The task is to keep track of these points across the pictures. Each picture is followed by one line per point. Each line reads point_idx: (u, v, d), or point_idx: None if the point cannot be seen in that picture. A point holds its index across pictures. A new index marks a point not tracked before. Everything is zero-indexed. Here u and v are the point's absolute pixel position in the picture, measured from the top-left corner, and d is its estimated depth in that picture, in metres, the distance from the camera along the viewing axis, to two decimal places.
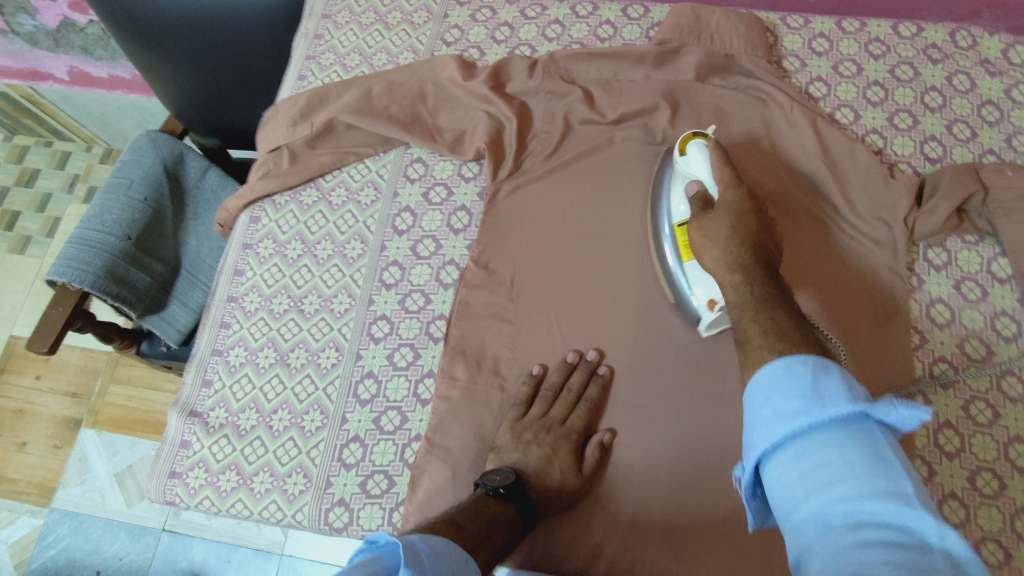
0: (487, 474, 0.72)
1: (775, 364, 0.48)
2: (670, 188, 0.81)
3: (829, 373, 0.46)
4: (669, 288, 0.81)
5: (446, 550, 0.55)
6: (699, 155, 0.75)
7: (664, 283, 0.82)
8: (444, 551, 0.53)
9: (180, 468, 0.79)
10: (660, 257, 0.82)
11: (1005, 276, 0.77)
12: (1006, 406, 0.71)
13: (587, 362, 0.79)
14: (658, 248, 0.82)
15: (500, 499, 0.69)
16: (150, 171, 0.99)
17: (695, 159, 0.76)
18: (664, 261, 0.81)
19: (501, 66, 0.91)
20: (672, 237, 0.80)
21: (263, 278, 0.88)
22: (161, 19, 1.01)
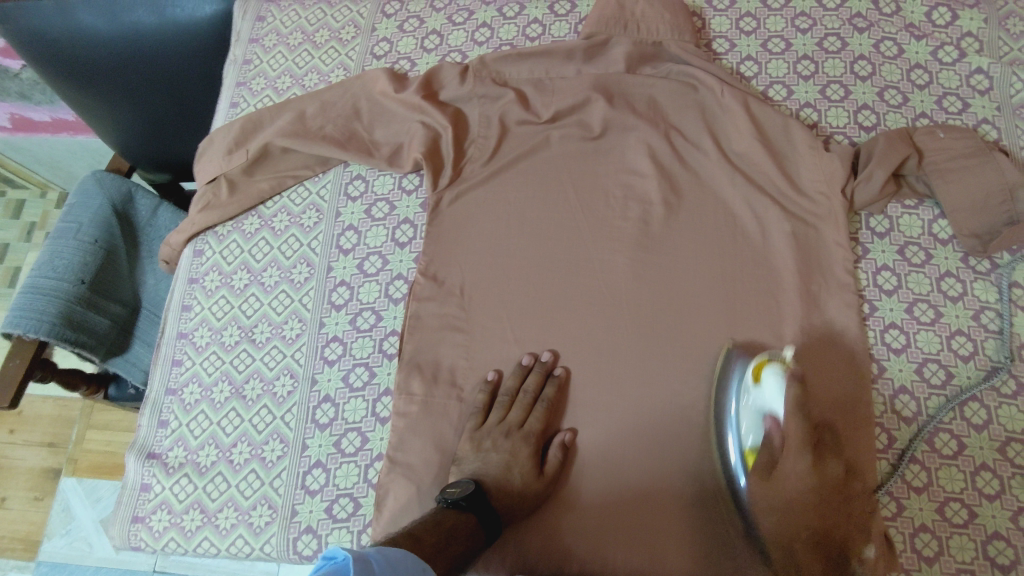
0: (447, 487, 0.66)
1: None
2: (734, 406, 0.70)
3: None
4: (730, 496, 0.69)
5: (404, 560, 0.50)
6: (779, 394, 0.67)
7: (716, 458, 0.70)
8: (399, 560, 0.49)
9: (142, 512, 0.75)
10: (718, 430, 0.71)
11: (946, 237, 0.79)
12: (957, 364, 0.73)
13: (544, 370, 0.74)
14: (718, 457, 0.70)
15: (460, 511, 0.63)
16: (96, 215, 1.20)
17: (775, 397, 0.67)
18: (722, 455, 0.70)
19: (432, 75, 0.88)
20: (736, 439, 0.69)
21: (212, 311, 0.84)
22: (89, 56, 1.07)
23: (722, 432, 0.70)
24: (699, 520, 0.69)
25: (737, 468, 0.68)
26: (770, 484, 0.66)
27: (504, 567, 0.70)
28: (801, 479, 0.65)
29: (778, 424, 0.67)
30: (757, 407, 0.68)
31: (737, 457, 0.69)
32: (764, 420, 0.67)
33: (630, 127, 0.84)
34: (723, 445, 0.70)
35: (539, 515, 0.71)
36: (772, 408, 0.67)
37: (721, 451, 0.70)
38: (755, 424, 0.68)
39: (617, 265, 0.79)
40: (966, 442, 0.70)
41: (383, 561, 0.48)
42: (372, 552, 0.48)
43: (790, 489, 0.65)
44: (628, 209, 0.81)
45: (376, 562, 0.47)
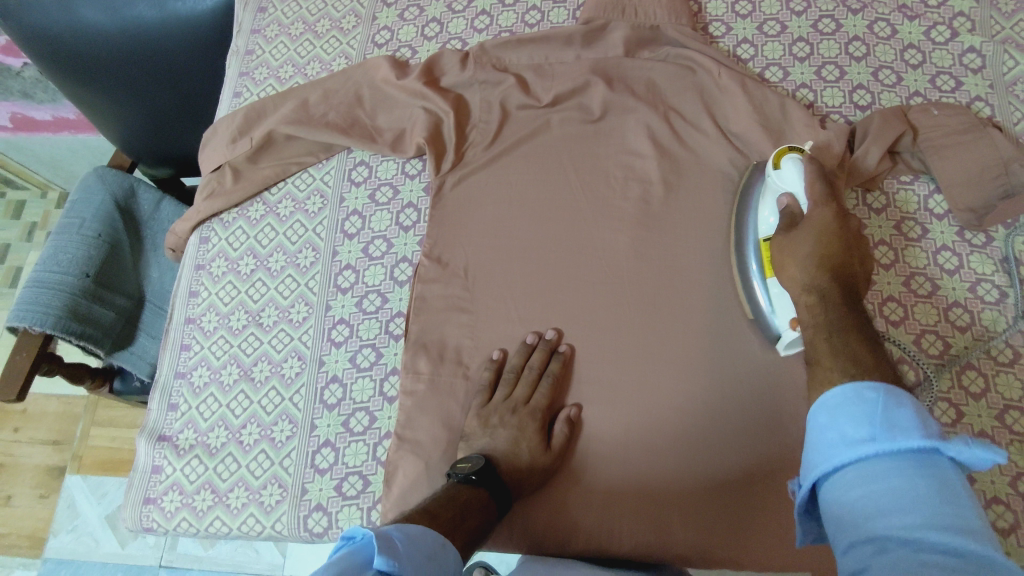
0: (457, 462, 0.67)
1: (841, 388, 0.48)
2: (759, 206, 0.75)
3: (899, 403, 0.46)
4: (747, 307, 0.74)
5: (423, 536, 0.51)
6: (797, 175, 0.70)
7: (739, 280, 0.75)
8: (419, 537, 0.50)
9: (154, 494, 0.76)
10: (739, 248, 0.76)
11: (942, 212, 0.80)
12: (955, 335, 0.75)
13: (549, 347, 0.75)
14: (738, 256, 0.75)
15: (471, 485, 0.64)
16: (99, 209, 1.20)
17: (794, 176, 0.70)
18: (745, 269, 0.74)
19: (433, 62, 0.89)
20: (756, 250, 0.73)
21: (219, 296, 0.85)
22: (93, 51, 1.08)
23: (744, 238, 0.75)
24: (704, 490, 0.70)
25: (755, 263, 0.73)
26: (791, 237, 0.67)
27: (512, 540, 0.72)
28: (817, 236, 0.65)
29: (798, 204, 0.69)
30: (777, 190, 0.72)
31: (756, 254, 0.73)
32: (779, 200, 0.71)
33: (629, 109, 0.86)
34: (744, 246, 0.75)
35: (546, 490, 0.72)
36: (789, 188, 0.70)
37: (743, 250, 0.75)
38: (774, 208, 0.72)
39: (619, 244, 0.80)
40: (964, 411, 0.72)
41: (404, 538, 0.48)
42: (393, 529, 0.48)
43: (806, 241, 0.65)
44: (629, 189, 0.83)
45: (398, 540, 0.47)
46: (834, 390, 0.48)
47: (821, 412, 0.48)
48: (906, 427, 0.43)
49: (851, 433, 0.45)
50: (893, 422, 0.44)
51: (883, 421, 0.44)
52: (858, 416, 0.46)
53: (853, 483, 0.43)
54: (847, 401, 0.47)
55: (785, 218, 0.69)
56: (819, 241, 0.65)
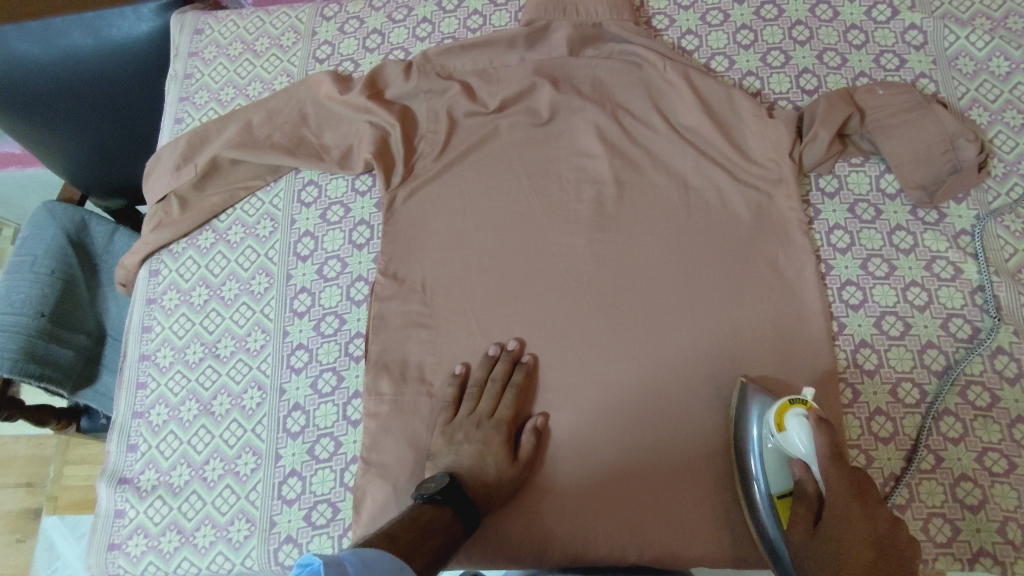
0: (421, 483, 0.66)
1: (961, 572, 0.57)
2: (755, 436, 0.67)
3: None
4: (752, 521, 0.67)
5: (378, 560, 0.50)
6: (806, 440, 0.62)
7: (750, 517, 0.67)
8: (375, 561, 0.49)
9: (118, 538, 0.74)
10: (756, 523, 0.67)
11: (894, 191, 0.80)
12: (914, 314, 0.75)
13: (511, 358, 0.74)
14: (742, 482, 0.68)
15: (437, 505, 0.63)
16: (51, 244, 1.19)
17: (803, 444, 0.61)
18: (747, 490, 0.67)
19: (375, 74, 0.87)
20: (770, 514, 0.65)
21: (173, 329, 0.82)
22: (25, 83, 1.05)
23: (745, 460, 0.68)
24: (675, 491, 0.70)
25: (768, 520, 0.65)
26: (812, 535, 0.60)
27: (487, 556, 0.71)
28: (842, 524, 0.59)
29: (809, 475, 0.62)
30: (781, 455, 0.64)
31: (772, 518, 0.65)
32: (795, 466, 0.63)
33: (577, 109, 0.85)
34: (745, 460, 0.68)
35: (517, 503, 0.71)
36: (802, 455, 0.62)
37: (743, 456, 0.68)
38: (784, 464, 0.65)
39: (575, 248, 0.79)
40: (928, 390, 0.72)
41: (358, 562, 0.47)
42: (346, 555, 0.47)
43: (833, 547, 0.59)
44: (582, 192, 0.82)
45: (351, 564, 0.46)
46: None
47: None
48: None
49: None
50: None
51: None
52: None
53: None
54: None
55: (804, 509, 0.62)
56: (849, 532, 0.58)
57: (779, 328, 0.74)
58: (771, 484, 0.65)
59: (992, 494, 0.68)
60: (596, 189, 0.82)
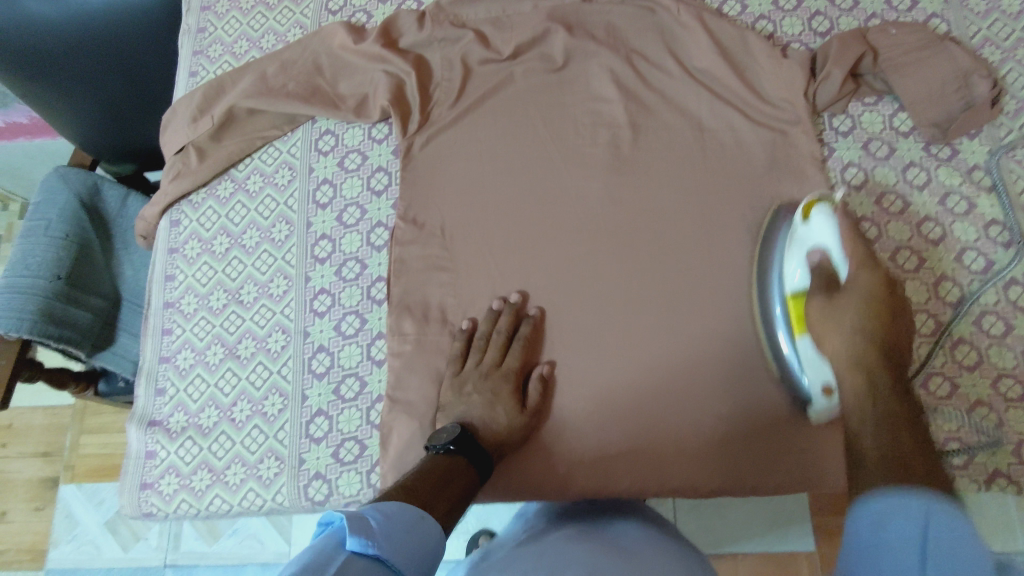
0: (433, 434, 0.66)
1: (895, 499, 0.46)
2: (784, 257, 0.72)
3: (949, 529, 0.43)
4: (771, 358, 0.72)
5: (398, 512, 0.49)
6: (829, 230, 0.68)
7: (762, 333, 0.73)
8: (395, 513, 0.49)
9: (151, 478, 0.76)
10: (770, 339, 0.72)
11: (907, 130, 0.81)
12: (928, 249, 0.76)
13: (515, 310, 0.75)
14: (760, 296, 0.74)
15: (451, 455, 0.63)
16: (65, 208, 1.18)
17: (826, 232, 0.68)
18: (769, 328, 0.72)
19: (389, 24, 0.88)
20: (783, 310, 0.70)
21: (196, 278, 0.83)
22: (38, 45, 1.05)
23: (768, 282, 0.73)
24: (698, 423, 0.72)
25: (784, 321, 0.70)
26: (834, 304, 0.65)
27: (509, 490, 0.73)
28: (864, 300, 0.64)
29: (830, 261, 0.67)
30: (805, 244, 0.69)
31: (783, 308, 0.71)
32: (810, 255, 0.69)
33: (591, 53, 0.85)
34: (766, 274, 0.74)
35: (540, 437, 0.73)
36: (821, 243, 0.68)
37: (766, 291, 0.73)
38: (802, 260, 0.69)
39: (593, 190, 0.80)
40: (943, 321, 0.74)
41: (380, 516, 0.47)
42: (367, 510, 0.47)
43: (850, 311, 0.63)
44: (598, 135, 0.83)
45: (373, 519, 0.46)
46: (880, 498, 0.47)
47: (862, 525, 0.46)
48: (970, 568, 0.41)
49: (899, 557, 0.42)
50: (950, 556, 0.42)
51: (934, 560, 0.42)
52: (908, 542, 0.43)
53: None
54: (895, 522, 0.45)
55: (823, 279, 0.67)
56: (862, 309, 0.63)
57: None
58: (788, 280, 0.70)
59: (1007, 419, 0.70)
60: (613, 132, 0.82)
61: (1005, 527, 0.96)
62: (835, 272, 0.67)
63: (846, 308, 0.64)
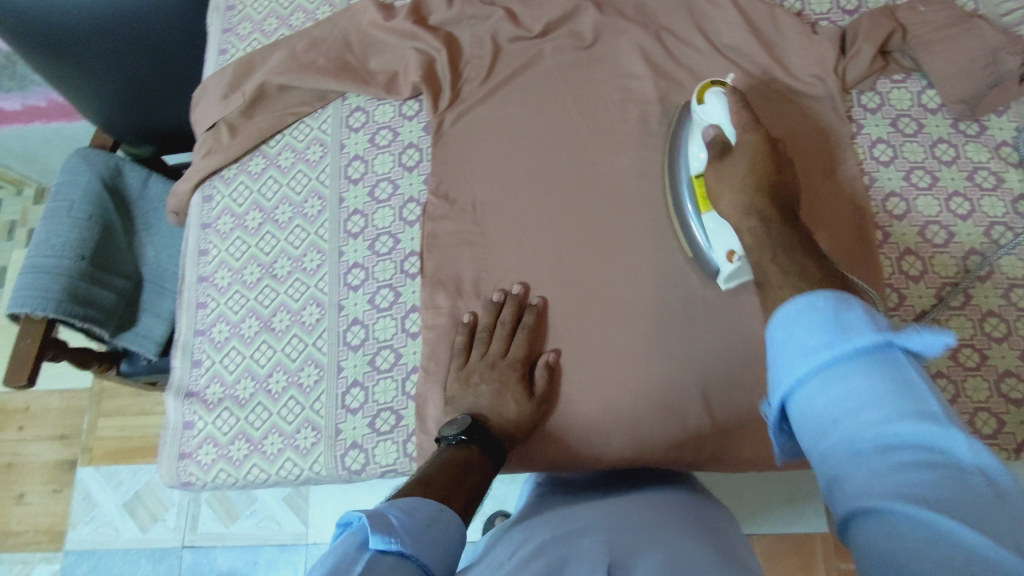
0: (444, 425, 0.66)
1: (794, 300, 0.43)
2: (688, 144, 0.75)
3: (850, 305, 0.42)
4: (686, 242, 0.75)
5: (416, 507, 0.49)
6: (722, 107, 0.69)
7: (682, 236, 0.75)
8: (415, 508, 0.49)
9: (188, 448, 0.77)
10: (682, 221, 0.75)
11: (935, 106, 0.82)
12: (957, 224, 0.77)
13: (518, 301, 0.75)
14: (673, 198, 0.76)
15: (464, 444, 0.63)
16: (87, 188, 1.18)
17: (717, 110, 0.69)
18: (685, 226, 0.75)
19: (419, 1, 0.88)
20: (689, 190, 0.74)
21: (229, 252, 0.84)
22: (66, 25, 1.05)
23: (676, 184, 0.76)
24: (733, 395, 0.72)
25: (690, 203, 0.73)
26: (723, 167, 0.66)
27: (538, 458, 0.73)
28: (750, 162, 0.64)
29: (723, 134, 0.69)
30: (702, 123, 0.71)
31: (690, 196, 0.73)
32: (707, 135, 0.71)
33: (621, 31, 0.86)
34: (676, 145, 0.77)
35: (574, 406, 0.74)
36: (715, 121, 0.69)
37: (677, 196, 0.76)
38: (700, 143, 0.72)
39: (624, 167, 0.81)
40: (972, 294, 0.75)
41: (400, 513, 0.47)
42: (386, 507, 0.47)
43: (742, 165, 0.64)
44: (628, 111, 0.83)
45: (394, 516, 0.46)
46: (789, 303, 0.44)
47: (777, 329, 0.43)
48: (860, 329, 0.40)
49: (807, 344, 0.41)
50: (846, 327, 0.40)
51: (836, 329, 0.40)
52: (812, 326, 0.41)
53: (816, 393, 0.40)
54: (800, 314, 0.42)
55: (715, 148, 0.68)
56: (751, 166, 0.64)
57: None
58: (692, 162, 0.73)
59: None
60: (643, 107, 0.83)
61: None
62: (725, 136, 0.68)
63: (737, 163, 0.65)
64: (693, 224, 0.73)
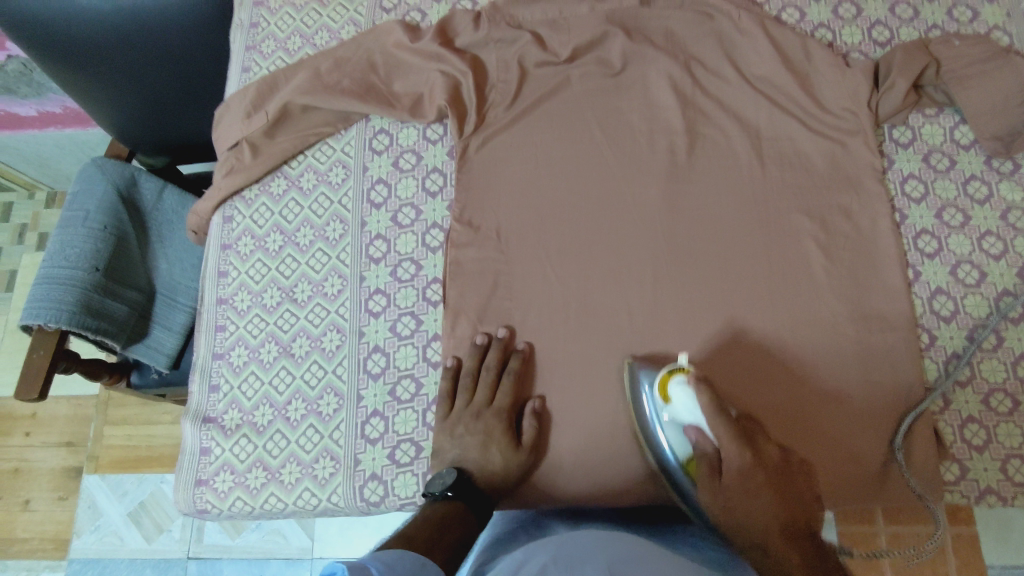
0: (430, 481, 0.66)
1: None
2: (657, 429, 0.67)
3: None
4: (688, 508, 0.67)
5: (398, 560, 0.49)
6: (691, 403, 0.64)
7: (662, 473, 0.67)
8: (396, 561, 0.48)
9: (205, 475, 0.75)
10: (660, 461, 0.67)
11: (969, 142, 0.80)
12: (990, 263, 0.76)
13: (503, 346, 0.74)
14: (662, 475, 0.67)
15: (449, 501, 0.63)
16: (103, 200, 1.17)
17: (686, 405, 0.65)
18: (664, 470, 0.67)
19: (445, 24, 0.87)
20: (679, 470, 0.65)
21: (249, 275, 0.83)
22: (86, 36, 1.04)
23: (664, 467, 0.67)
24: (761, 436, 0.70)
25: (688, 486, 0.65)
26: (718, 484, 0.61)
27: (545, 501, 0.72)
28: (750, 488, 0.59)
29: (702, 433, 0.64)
30: (678, 423, 0.65)
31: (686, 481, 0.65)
32: (689, 431, 0.64)
33: (650, 59, 0.84)
34: (638, 402, 0.69)
35: (598, 445, 0.71)
36: (691, 420, 0.64)
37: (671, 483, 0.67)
38: (681, 438, 0.65)
39: (651, 197, 0.79)
40: (1004, 335, 0.73)
41: (382, 565, 0.47)
42: (369, 559, 0.47)
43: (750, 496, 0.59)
44: (655, 141, 0.82)
45: (375, 569, 0.46)
46: None
47: None
48: None
49: None
50: None
51: None
52: None
53: None
54: None
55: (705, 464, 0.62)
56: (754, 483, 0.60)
57: (855, 273, 0.75)
58: (674, 444, 0.66)
59: None
60: (671, 138, 0.81)
61: (1005, 543, 0.99)
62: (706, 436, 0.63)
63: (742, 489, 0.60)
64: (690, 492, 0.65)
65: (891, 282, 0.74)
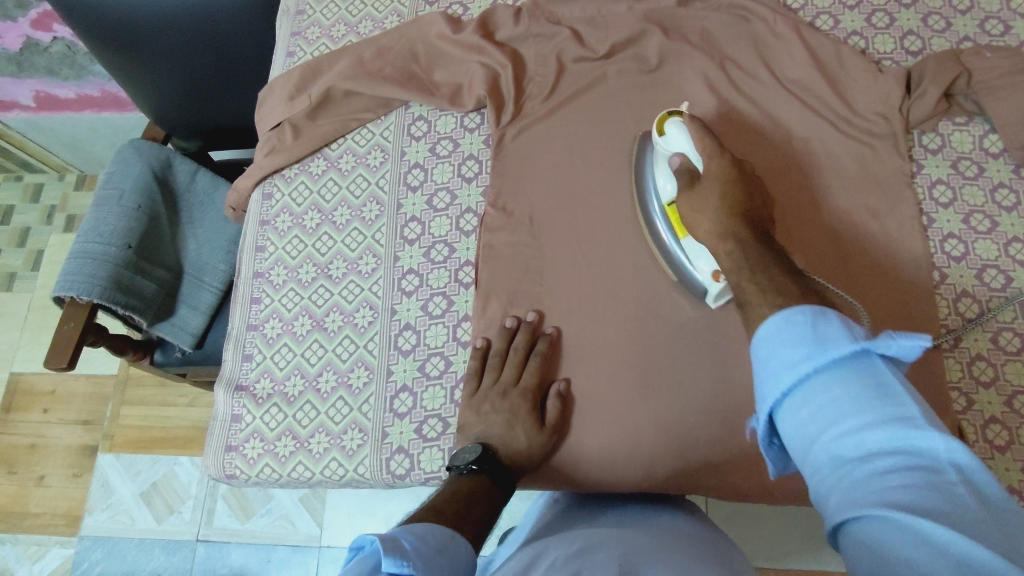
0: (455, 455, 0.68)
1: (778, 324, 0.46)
2: (654, 172, 0.75)
3: (827, 320, 0.44)
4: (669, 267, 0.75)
5: (427, 533, 0.50)
6: (682, 134, 0.70)
7: (655, 249, 0.76)
8: (425, 534, 0.49)
9: (235, 441, 0.78)
10: (655, 237, 0.76)
11: (997, 151, 0.82)
12: (1016, 269, 0.77)
13: (531, 329, 0.75)
14: (648, 225, 0.76)
15: (473, 474, 0.64)
16: (137, 179, 1.20)
17: (679, 138, 0.71)
18: (655, 233, 0.75)
19: (487, 17, 0.90)
20: (662, 215, 0.74)
21: (287, 250, 0.86)
22: (134, 18, 1.07)
23: (652, 217, 0.76)
24: None
25: (666, 229, 0.73)
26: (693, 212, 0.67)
27: (568, 483, 0.73)
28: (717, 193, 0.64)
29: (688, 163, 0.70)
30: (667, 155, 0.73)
31: (664, 220, 0.73)
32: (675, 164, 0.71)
33: (685, 57, 0.86)
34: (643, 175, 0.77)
35: (622, 429, 0.72)
36: (679, 149, 0.71)
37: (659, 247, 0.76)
38: (670, 174, 0.72)
39: None
40: None
41: (412, 537, 0.47)
42: (400, 532, 0.48)
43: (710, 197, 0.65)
44: None
45: (405, 541, 0.46)
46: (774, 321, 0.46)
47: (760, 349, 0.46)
48: (838, 348, 0.42)
49: (790, 357, 0.43)
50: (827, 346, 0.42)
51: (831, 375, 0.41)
52: (799, 359, 0.43)
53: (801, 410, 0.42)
54: (782, 331, 0.45)
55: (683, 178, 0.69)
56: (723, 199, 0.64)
57: (881, 272, 0.76)
58: (663, 193, 0.73)
59: None
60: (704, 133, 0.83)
61: None
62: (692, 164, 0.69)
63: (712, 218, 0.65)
64: (671, 246, 0.73)
65: (915, 285, 0.75)
